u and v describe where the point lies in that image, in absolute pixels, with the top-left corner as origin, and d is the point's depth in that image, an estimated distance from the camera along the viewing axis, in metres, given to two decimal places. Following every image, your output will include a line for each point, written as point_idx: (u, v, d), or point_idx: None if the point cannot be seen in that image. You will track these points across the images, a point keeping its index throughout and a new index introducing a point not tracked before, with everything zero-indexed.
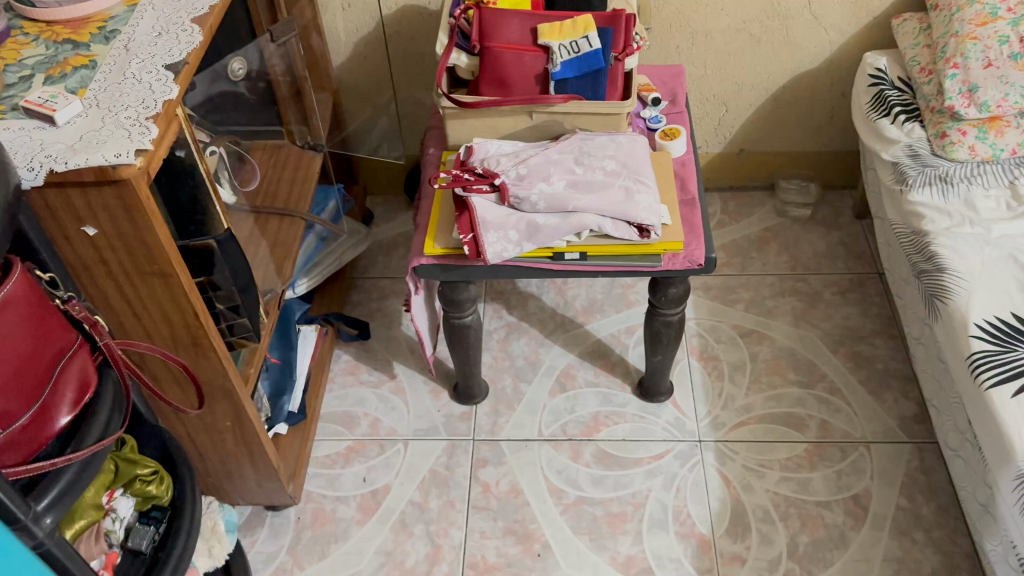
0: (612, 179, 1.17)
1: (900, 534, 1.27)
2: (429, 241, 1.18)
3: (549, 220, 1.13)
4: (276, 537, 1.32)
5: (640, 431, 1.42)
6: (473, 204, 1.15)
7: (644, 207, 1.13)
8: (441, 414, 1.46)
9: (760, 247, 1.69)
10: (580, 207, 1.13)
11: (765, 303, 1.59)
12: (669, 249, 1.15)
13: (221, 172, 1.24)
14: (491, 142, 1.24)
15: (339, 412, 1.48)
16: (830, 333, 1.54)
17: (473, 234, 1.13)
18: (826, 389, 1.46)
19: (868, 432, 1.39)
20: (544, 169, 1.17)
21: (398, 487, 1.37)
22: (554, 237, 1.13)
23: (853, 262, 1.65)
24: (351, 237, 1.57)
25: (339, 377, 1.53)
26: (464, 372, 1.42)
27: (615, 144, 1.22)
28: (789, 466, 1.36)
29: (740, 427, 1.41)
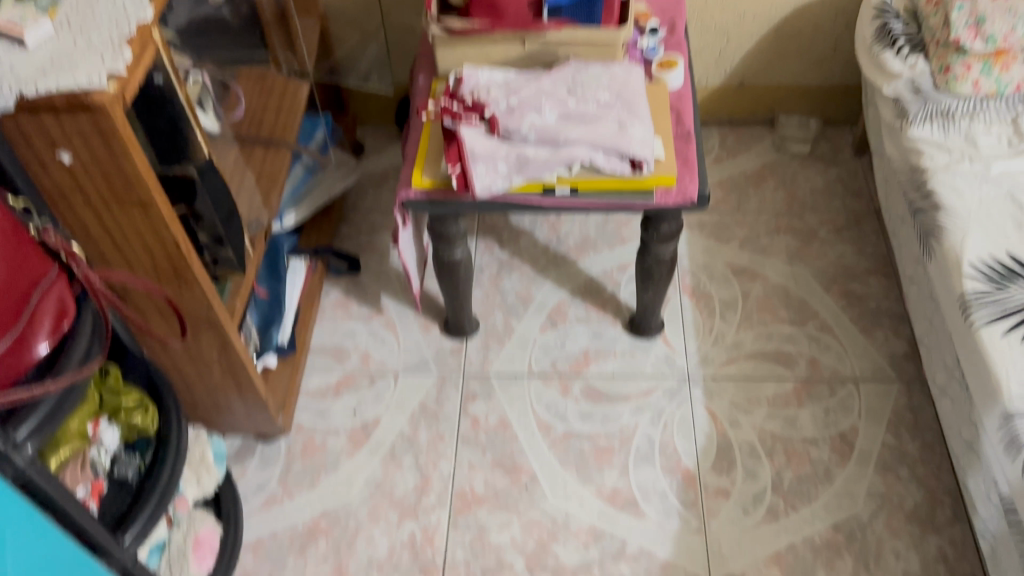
0: (605, 112, 1.14)
1: (885, 470, 1.28)
2: (417, 173, 1.16)
3: (539, 152, 1.11)
4: (266, 467, 1.33)
5: (630, 366, 1.42)
6: (462, 134, 1.12)
7: (637, 139, 1.11)
8: (431, 348, 1.46)
9: (757, 183, 1.67)
10: (571, 139, 1.10)
11: (759, 241, 1.58)
12: (662, 183, 1.12)
13: (205, 99, 1.21)
14: (481, 72, 1.20)
15: (329, 345, 1.47)
16: (823, 272, 1.52)
17: (461, 166, 1.11)
18: (817, 327, 1.45)
19: (857, 370, 1.39)
20: (536, 101, 1.14)
21: (388, 419, 1.38)
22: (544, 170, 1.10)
23: (850, 199, 1.63)
24: (339, 169, 1.55)
25: (329, 311, 1.52)
26: (454, 306, 1.41)
27: (610, 75, 1.19)
28: (777, 403, 1.36)
29: (729, 364, 1.41)
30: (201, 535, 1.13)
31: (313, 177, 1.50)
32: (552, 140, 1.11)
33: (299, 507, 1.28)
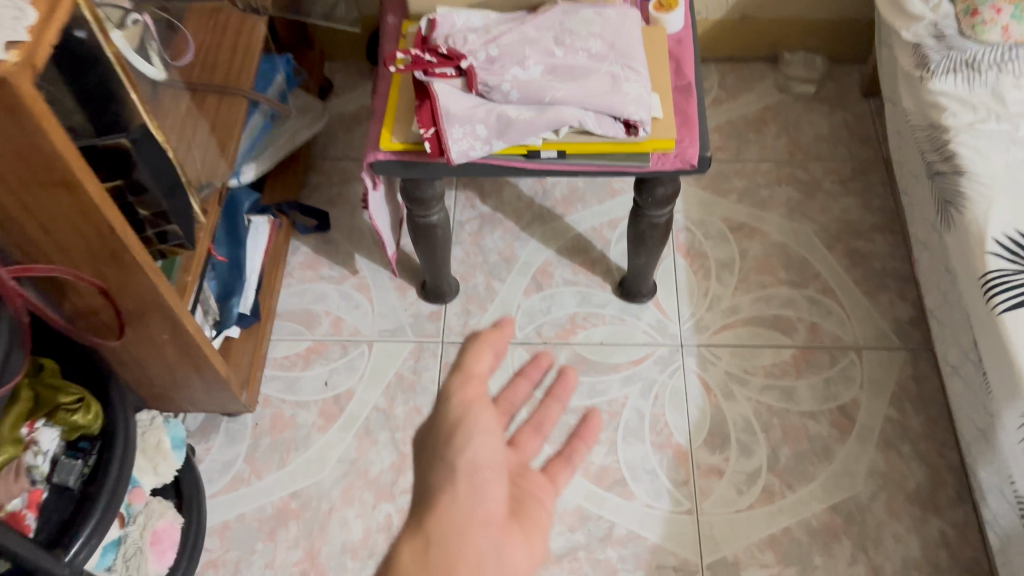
0: (597, 65, 1.01)
1: (887, 447, 1.21)
2: (386, 134, 1.04)
3: (523, 113, 0.98)
4: (232, 444, 1.25)
5: (619, 334, 1.33)
6: (435, 91, 1.00)
7: (632, 99, 0.99)
8: (407, 313, 1.36)
9: (758, 129, 1.55)
10: (560, 98, 0.98)
11: (759, 194, 1.47)
12: (659, 148, 1.01)
13: (148, 43, 1.08)
14: (457, 13, 1.08)
15: (298, 309, 1.37)
16: (827, 228, 1.42)
17: (435, 128, 0.99)
18: (818, 289, 1.36)
19: (860, 337, 1.31)
20: (518, 52, 1.01)
21: (362, 392, 1.29)
22: (528, 134, 0.98)
23: (857, 147, 1.51)
24: (303, 116, 1.42)
25: (297, 271, 1.41)
26: (432, 270, 1.31)
27: (600, 19, 1.05)
28: (775, 373, 1.28)
29: (724, 331, 1.33)
30: (158, 529, 1.05)
31: (275, 125, 1.36)
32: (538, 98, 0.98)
33: (268, 487, 1.21)
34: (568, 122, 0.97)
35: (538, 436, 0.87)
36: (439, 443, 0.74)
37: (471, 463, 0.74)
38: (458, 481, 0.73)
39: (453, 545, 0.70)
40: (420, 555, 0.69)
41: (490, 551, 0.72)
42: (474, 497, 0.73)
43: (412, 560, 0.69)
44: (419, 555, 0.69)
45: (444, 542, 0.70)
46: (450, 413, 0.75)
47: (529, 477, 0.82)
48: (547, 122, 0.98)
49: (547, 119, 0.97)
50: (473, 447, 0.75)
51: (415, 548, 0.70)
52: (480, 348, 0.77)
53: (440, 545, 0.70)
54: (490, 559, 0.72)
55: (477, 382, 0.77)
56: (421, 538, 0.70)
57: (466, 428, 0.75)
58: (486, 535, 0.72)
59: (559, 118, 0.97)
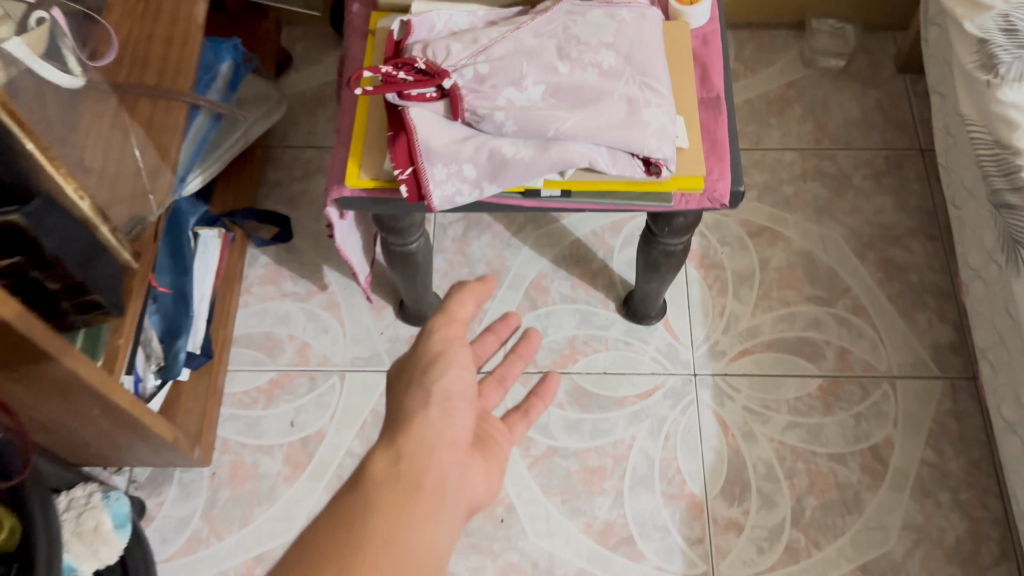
0: (610, 85, 0.82)
1: (923, 497, 1.09)
2: (353, 167, 0.85)
3: (521, 150, 0.80)
4: (187, 498, 1.10)
5: (624, 361, 1.18)
6: (412, 121, 0.81)
7: (653, 131, 0.81)
8: (384, 338, 1.20)
9: (781, 111, 1.36)
10: (567, 132, 0.79)
11: (782, 191, 1.30)
12: (683, 187, 0.84)
13: (61, 45, 0.85)
14: (437, 10, 0.88)
15: (259, 334, 1.21)
16: (857, 233, 1.26)
17: (413, 167, 0.81)
18: (847, 308, 1.21)
19: (895, 365, 1.17)
20: (514, 68, 0.82)
21: (334, 434, 1.14)
22: (525, 177, 0.80)
23: (891, 134, 1.34)
24: (254, 108, 1.21)
25: (256, 287, 1.24)
26: (412, 293, 1.14)
27: (614, 23, 0.85)
28: (799, 409, 1.14)
29: (743, 357, 1.18)
30: None
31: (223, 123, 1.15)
32: (539, 130, 0.80)
33: (230, 550, 1.07)
34: (576, 162, 0.79)
35: (501, 389, 0.81)
36: (419, 372, 0.70)
37: (445, 388, 0.70)
38: (430, 404, 0.68)
39: (426, 461, 0.66)
40: (390, 475, 0.64)
41: (453, 475, 0.67)
42: (447, 419, 0.69)
43: (382, 477, 0.64)
44: (388, 475, 0.64)
45: (418, 462, 0.65)
46: (432, 348, 0.71)
47: (492, 420, 0.76)
48: (551, 162, 0.80)
49: (551, 158, 0.79)
50: (453, 373, 0.71)
51: (385, 470, 0.65)
52: (468, 290, 0.73)
53: (410, 462, 0.65)
54: (452, 482, 0.67)
55: (460, 322, 0.72)
56: (393, 453, 0.66)
57: (446, 360, 0.71)
58: (453, 462, 0.68)
59: (565, 158, 0.79)
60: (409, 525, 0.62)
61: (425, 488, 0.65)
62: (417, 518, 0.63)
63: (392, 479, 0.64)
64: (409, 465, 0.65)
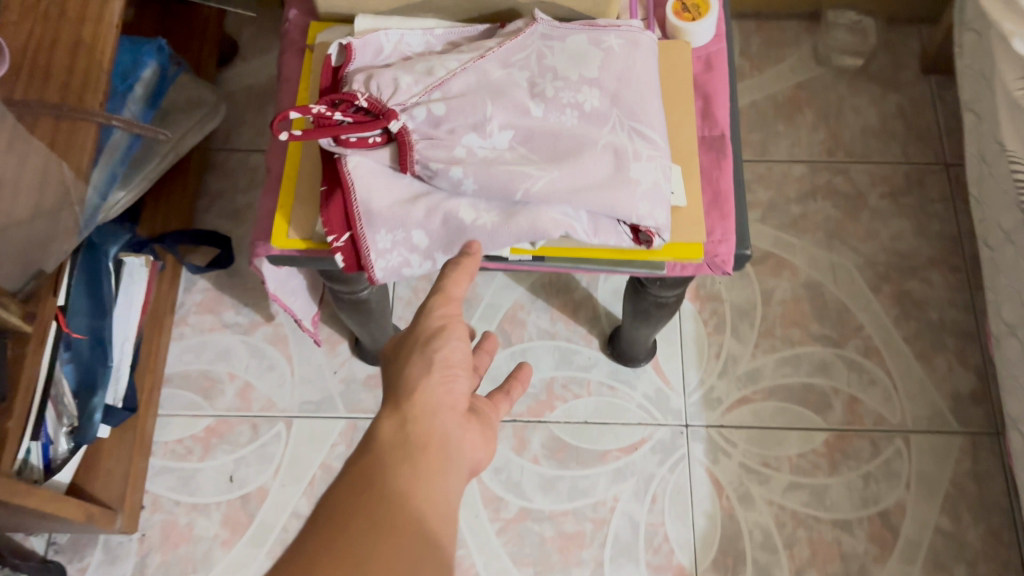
0: (592, 134, 0.68)
1: (937, 571, 0.97)
2: (281, 225, 0.70)
3: (482, 215, 0.66)
4: (113, 564, 0.98)
5: (607, 409, 1.05)
6: (350, 177, 0.66)
7: (644, 193, 0.66)
8: (337, 378, 1.07)
9: (790, 116, 1.21)
10: (539, 195, 0.65)
11: (789, 211, 1.15)
12: (679, 256, 0.70)
13: None
14: (388, 28, 0.72)
15: (195, 373, 1.07)
16: (872, 262, 1.13)
17: (350, 234, 0.67)
18: (858, 349, 1.08)
19: (909, 418, 1.05)
20: (476, 110, 0.67)
21: (278, 492, 1.01)
22: (487, 248, 0.66)
23: (913, 145, 1.19)
24: (190, 113, 1.05)
25: (192, 317, 1.10)
26: (369, 334, 1.00)
27: (599, 52, 0.71)
28: (802, 467, 1.02)
29: (742, 406, 1.05)
30: None
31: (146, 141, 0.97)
32: (504, 192, 0.65)
33: None
34: (549, 233, 0.65)
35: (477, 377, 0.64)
36: (417, 341, 0.56)
37: (448, 355, 0.55)
38: (431, 371, 0.54)
39: (430, 423, 0.52)
40: (395, 442, 0.50)
41: (461, 438, 0.53)
42: (451, 385, 0.54)
43: (385, 443, 0.50)
44: (393, 442, 0.50)
45: (422, 424, 0.52)
46: (431, 319, 0.57)
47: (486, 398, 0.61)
48: (517, 231, 0.65)
49: (518, 227, 0.65)
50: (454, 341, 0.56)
51: (389, 438, 0.51)
52: (465, 270, 0.59)
53: (416, 426, 0.52)
54: (461, 446, 0.53)
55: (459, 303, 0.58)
56: (396, 417, 0.52)
57: (450, 329, 0.56)
58: (460, 423, 0.54)
59: (535, 228, 0.65)
60: (417, 488, 0.48)
61: (433, 451, 0.51)
62: (427, 481, 0.49)
63: (398, 446, 0.50)
64: (416, 428, 0.51)
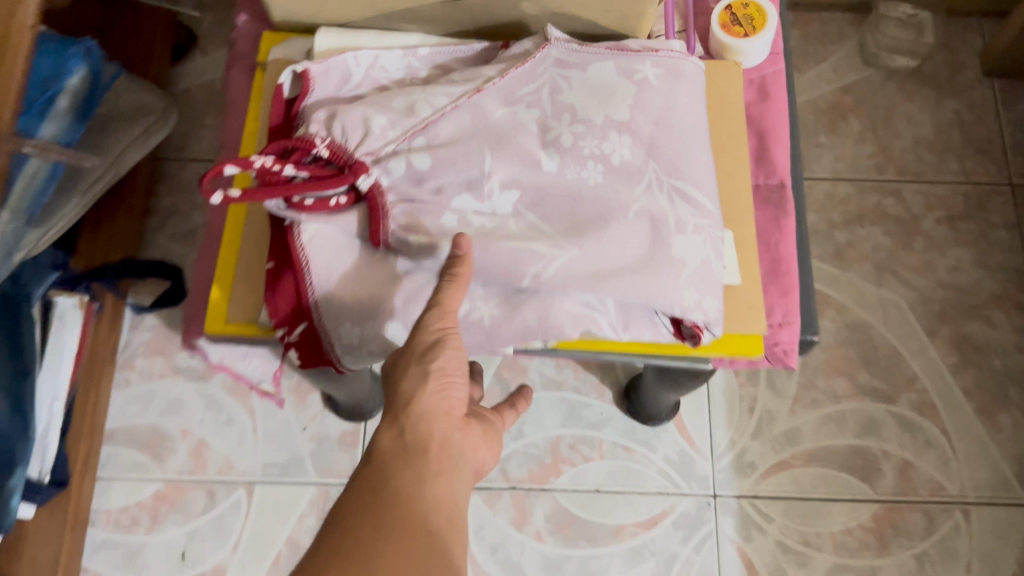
0: (623, 195, 0.53)
1: None
2: (217, 306, 0.55)
3: (480, 305, 0.51)
4: None
5: (623, 474, 0.90)
6: (304, 254, 0.51)
7: (688, 279, 0.51)
8: (307, 436, 0.92)
9: (833, 125, 1.05)
10: (552, 282, 0.50)
11: (832, 238, 1.00)
12: (735, 352, 0.54)
13: None
14: (360, 50, 0.57)
15: (141, 429, 0.92)
16: (927, 299, 0.97)
17: (306, 324, 0.52)
18: (912, 405, 0.93)
19: (970, 486, 0.90)
20: (471, 164, 0.52)
21: (238, 571, 0.87)
22: (487, 348, 0.51)
23: (974, 161, 1.03)
24: (135, 122, 0.85)
25: (139, 360, 0.94)
26: (350, 400, 0.85)
27: (631, 86, 0.56)
28: (847, 546, 0.88)
29: (779, 473, 0.90)
30: None
31: (73, 170, 0.79)
32: (507, 276, 0.50)
33: None
34: (564, 332, 0.50)
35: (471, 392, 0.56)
36: (410, 351, 0.45)
37: (446, 365, 0.45)
38: (427, 380, 0.44)
39: (430, 428, 0.43)
40: (394, 453, 0.42)
41: (465, 442, 0.44)
42: (450, 389, 0.45)
43: (382, 455, 0.42)
44: (392, 450, 0.42)
45: (420, 429, 0.43)
46: (426, 331, 0.46)
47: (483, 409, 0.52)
48: (522, 328, 0.50)
49: (524, 323, 0.50)
50: (451, 348, 0.46)
51: (386, 446, 0.43)
52: (461, 284, 0.47)
53: (415, 433, 0.43)
54: (464, 449, 0.45)
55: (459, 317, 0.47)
56: (392, 421, 0.44)
57: (446, 339, 0.46)
58: (460, 426, 0.45)
59: (546, 324, 0.50)
60: (418, 492, 0.41)
61: (434, 454, 0.43)
62: (428, 486, 0.41)
63: (398, 457, 0.42)
64: (417, 430, 0.43)
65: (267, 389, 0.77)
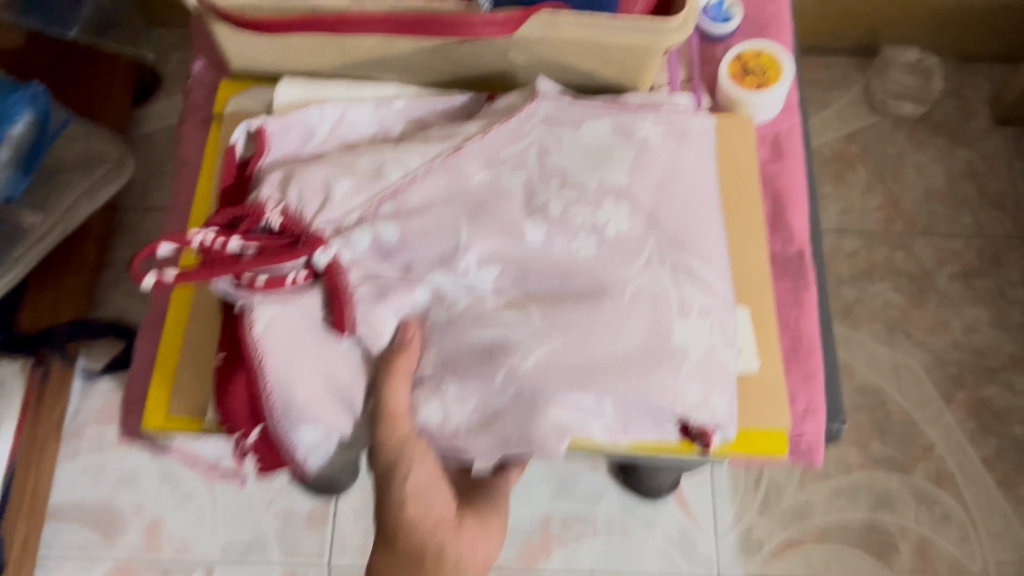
0: (619, 271, 0.46)
1: None
2: (159, 398, 0.49)
3: (461, 411, 0.44)
4: None
5: (620, 553, 0.82)
6: (258, 347, 0.44)
7: (692, 372, 0.44)
8: (272, 512, 0.84)
9: (839, 174, 0.99)
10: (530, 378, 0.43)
11: (840, 295, 0.94)
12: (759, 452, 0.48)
13: None
14: (324, 104, 0.51)
15: (91, 505, 0.84)
16: (942, 362, 0.91)
17: (263, 425, 0.46)
18: (929, 476, 0.86)
19: (994, 565, 0.83)
20: (445, 237, 0.46)
21: None
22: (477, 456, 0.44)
23: (986, 213, 0.97)
24: (79, 178, 0.78)
25: (90, 428, 0.86)
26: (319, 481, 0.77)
27: (630, 146, 0.49)
28: None
29: (788, 551, 0.83)
30: None
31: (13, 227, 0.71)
32: (479, 373, 0.44)
33: None
34: (549, 447, 0.43)
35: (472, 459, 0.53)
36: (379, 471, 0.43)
37: (418, 480, 0.42)
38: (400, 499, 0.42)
39: (422, 540, 0.42)
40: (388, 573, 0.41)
41: (461, 548, 0.42)
42: (429, 498, 0.43)
43: None
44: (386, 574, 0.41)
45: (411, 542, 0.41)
46: (387, 444, 0.43)
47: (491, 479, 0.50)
48: (501, 438, 0.44)
49: (501, 434, 0.44)
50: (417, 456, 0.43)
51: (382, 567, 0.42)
52: (399, 376, 0.44)
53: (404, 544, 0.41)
54: (463, 557, 0.43)
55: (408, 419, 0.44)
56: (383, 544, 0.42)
57: (411, 445, 0.43)
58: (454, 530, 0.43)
59: (526, 438, 0.43)
60: None
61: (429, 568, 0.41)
62: None
63: None
64: (409, 544, 0.41)
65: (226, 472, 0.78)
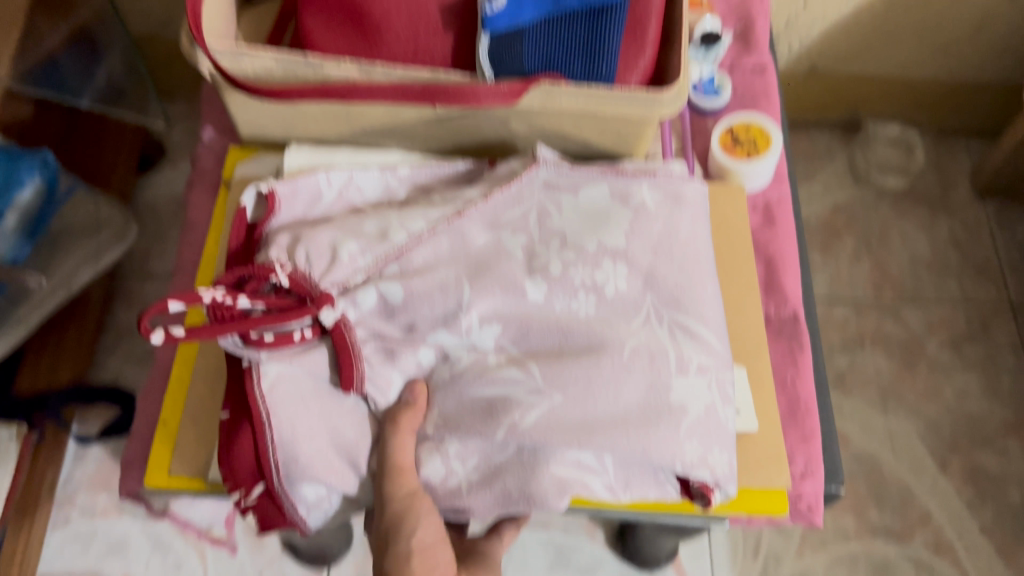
0: (618, 329, 0.47)
1: None
2: (160, 457, 0.49)
3: (466, 468, 0.45)
4: None
5: None
6: (264, 406, 0.45)
7: (691, 430, 0.45)
8: None
9: (827, 244, 1.01)
10: (532, 434, 0.43)
11: (833, 362, 0.95)
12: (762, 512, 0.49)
13: None
14: (333, 170, 0.53)
15: (79, 574, 0.82)
16: (935, 428, 0.91)
17: (265, 484, 0.45)
18: (927, 544, 0.86)
19: None
20: (448, 296, 0.47)
21: None
22: (482, 515, 0.45)
23: (972, 282, 1.00)
24: (85, 239, 0.78)
25: (81, 495, 0.85)
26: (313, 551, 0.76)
27: (627, 211, 0.51)
28: None
29: None
30: None
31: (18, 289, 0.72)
32: (482, 430, 0.44)
33: None
34: (550, 503, 0.43)
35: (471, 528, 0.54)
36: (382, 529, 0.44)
37: (424, 537, 0.44)
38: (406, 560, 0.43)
39: None
40: None
41: None
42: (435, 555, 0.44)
43: None
44: None
45: None
46: (393, 501, 0.44)
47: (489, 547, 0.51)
48: (501, 495, 0.44)
49: (502, 491, 0.44)
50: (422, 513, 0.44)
51: None
52: (404, 434, 0.45)
53: None
54: None
55: (413, 474, 0.45)
56: None
57: (418, 502, 0.44)
58: None
59: (528, 495, 0.43)
60: None
61: None
62: None
63: None
64: None
65: (218, 538, 0.82)
